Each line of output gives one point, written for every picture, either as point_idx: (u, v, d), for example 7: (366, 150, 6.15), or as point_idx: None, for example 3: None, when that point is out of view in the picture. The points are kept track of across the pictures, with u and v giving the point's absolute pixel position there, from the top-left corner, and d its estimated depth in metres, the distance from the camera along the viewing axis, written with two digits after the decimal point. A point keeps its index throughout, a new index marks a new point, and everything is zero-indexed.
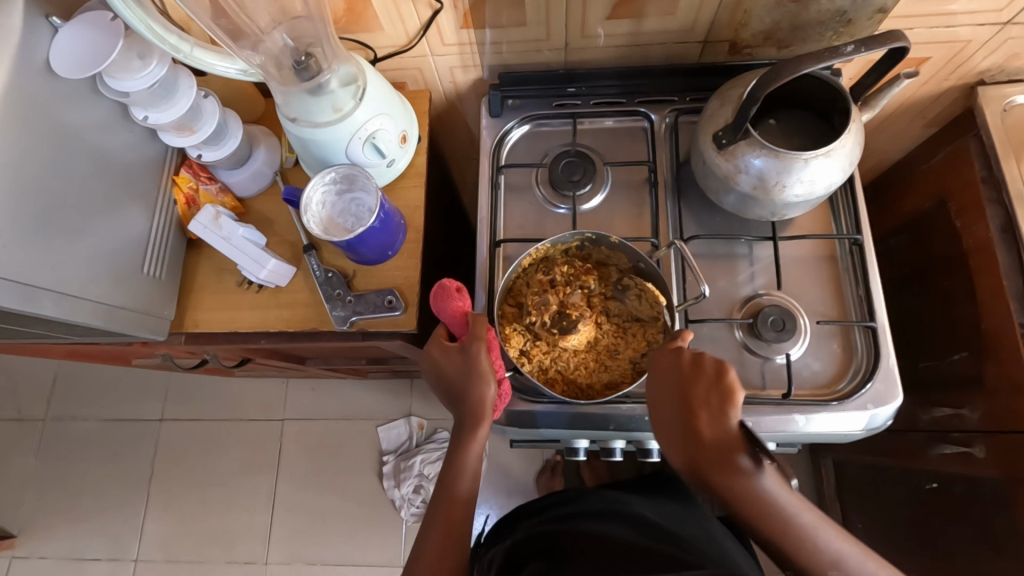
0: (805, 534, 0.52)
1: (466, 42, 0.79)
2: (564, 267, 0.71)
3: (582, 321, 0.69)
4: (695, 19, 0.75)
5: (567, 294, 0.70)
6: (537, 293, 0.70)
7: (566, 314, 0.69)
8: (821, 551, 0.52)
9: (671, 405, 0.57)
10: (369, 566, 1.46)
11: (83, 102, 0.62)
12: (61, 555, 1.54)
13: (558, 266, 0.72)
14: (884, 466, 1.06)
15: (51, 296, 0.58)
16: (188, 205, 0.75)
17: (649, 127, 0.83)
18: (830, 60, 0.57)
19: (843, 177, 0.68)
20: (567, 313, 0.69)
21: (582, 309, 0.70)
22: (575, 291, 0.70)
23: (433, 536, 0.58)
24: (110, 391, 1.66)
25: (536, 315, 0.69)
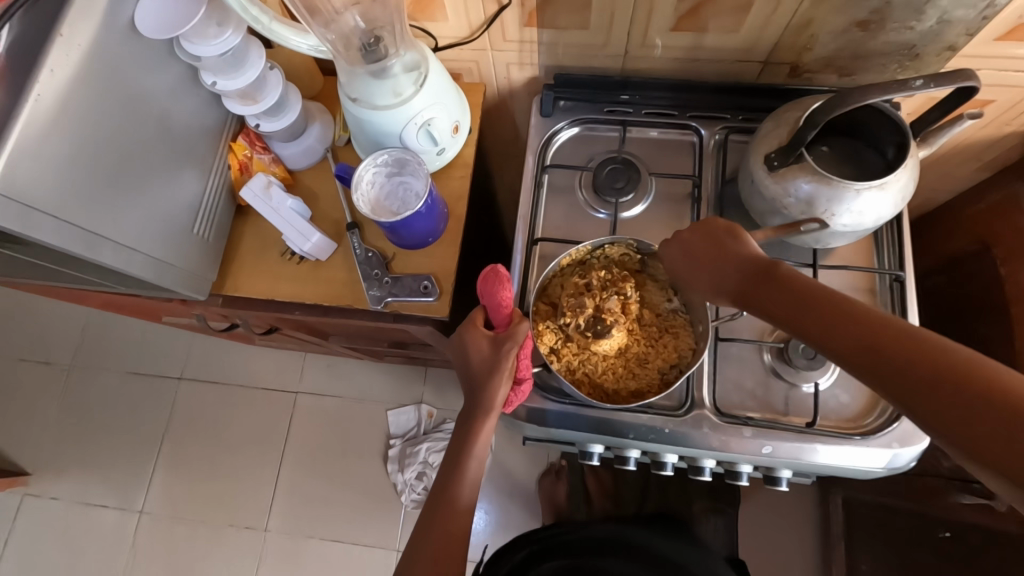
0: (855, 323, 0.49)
1: (526, 40, 0.79)
2: (600, 272, 0.72)
3: (615, 326, 0.69)
4: (759, 38, 0.75)
5: (602, 299, 0.70)
6: (572, 296, 0.70)
7: (600, 318, 0.69)
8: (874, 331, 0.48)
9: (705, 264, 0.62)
10: (365, 546, 1.48)
11: (159, 63, 0.64)
12: (72, 499, 1.59)
13: (595, 270, 0.72)
14: (895, 508, 1.05)
15: (112, 246, 0.60)
16: (241, 172, 0.77)
17: (698, 142, 0.83)
18: (897, 92, 0.57)
19: (893, 212, 0.68)
20: (603, 318, 0.69)
21: (617, 314, 0.69)
22: (611, 296, 0.70)
23: (437, 525, 0.59)
24: (134, 345, 1.71)
25: (571, 316, 0.69)
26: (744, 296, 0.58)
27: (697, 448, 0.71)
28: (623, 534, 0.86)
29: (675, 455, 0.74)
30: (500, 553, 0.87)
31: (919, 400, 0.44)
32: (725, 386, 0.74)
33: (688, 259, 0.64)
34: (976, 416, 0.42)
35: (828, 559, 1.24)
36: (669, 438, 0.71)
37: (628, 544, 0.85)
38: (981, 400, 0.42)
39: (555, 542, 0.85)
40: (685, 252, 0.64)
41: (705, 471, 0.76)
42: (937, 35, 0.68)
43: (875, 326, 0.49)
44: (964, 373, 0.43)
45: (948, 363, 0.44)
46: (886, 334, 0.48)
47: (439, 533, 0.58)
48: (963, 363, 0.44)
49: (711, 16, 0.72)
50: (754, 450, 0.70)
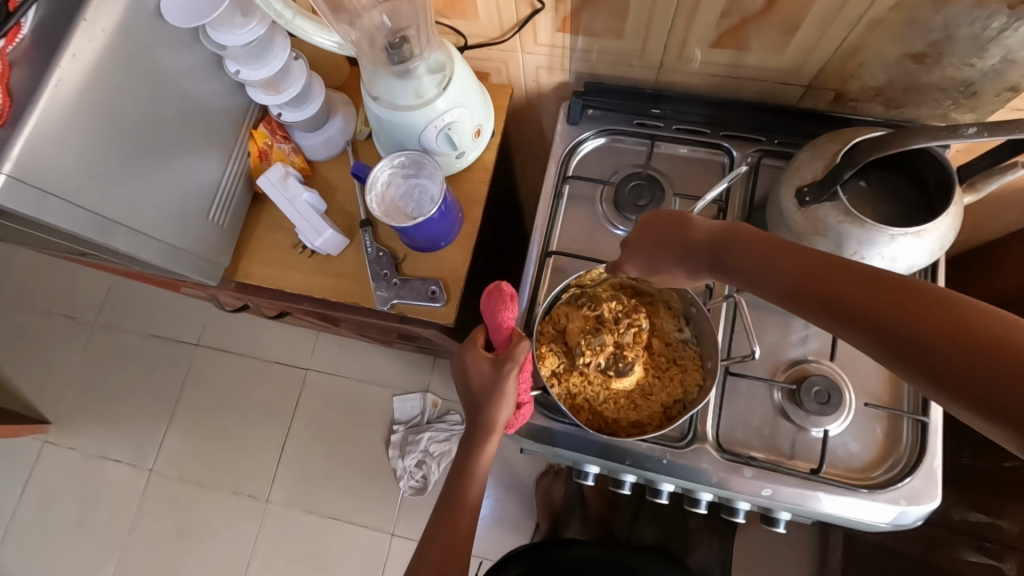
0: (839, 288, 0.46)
1: (558, 45, 0.77)
2: (612, 304, 0.69)
3: (634, 362, 0.67)
4: (803, 61, 0.70)
5: (618, 333, 0.68)
6: (585, 334, 0.68)
7: (621, 355, 0.67)
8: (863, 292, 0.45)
9: (671, 237, 0.59)
10: (361, 527, 1.51)
11: (183, 49, 0.63)
12: (87, 450, 1.65)
13: (606, 303, 0.69)
14: (898, 552, 1.02)
15: (125, 231, 0.60)
16: (260, 158, 0.77)
17: (728, 163, 0.80)
18: (947, 139, 0.53)
19: (929, 259, 0.64)
20: (621, 353, 0.67)
21: (634, 348, 0.68)
22: (628, 330, 0.68)
23: (437, 547, 0.58)
24: (156, 308, 1.75)
25: (591, 355, 0.67)
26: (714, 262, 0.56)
27: (695, 482, 0.69)
28: (613, 555, 0.89)
29: (671, 484, 0.73)
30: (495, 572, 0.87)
31: (906, 347, 0.41)
32: (730, 422, 0.72)
33: (652, 237, 0.61)
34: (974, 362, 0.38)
35: None
36: (667, 469, 0.69)
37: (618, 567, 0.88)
38: (955, 336, 0.39)
39: (548, 558, 0.88)
40: (648, 232, 0.61)
41: (701, 504, 0.74)
42: (999, 74, 0.63)
43: (848, 275, 0.46)
44: (941, 310, 0.41)
45: (921, 302, 0.42)
46: (856, 280, 0.45)
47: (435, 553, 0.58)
48: (942, 301, 0.41)
49: (755, 34, 0.68)
50: (753, 490, 0.68)
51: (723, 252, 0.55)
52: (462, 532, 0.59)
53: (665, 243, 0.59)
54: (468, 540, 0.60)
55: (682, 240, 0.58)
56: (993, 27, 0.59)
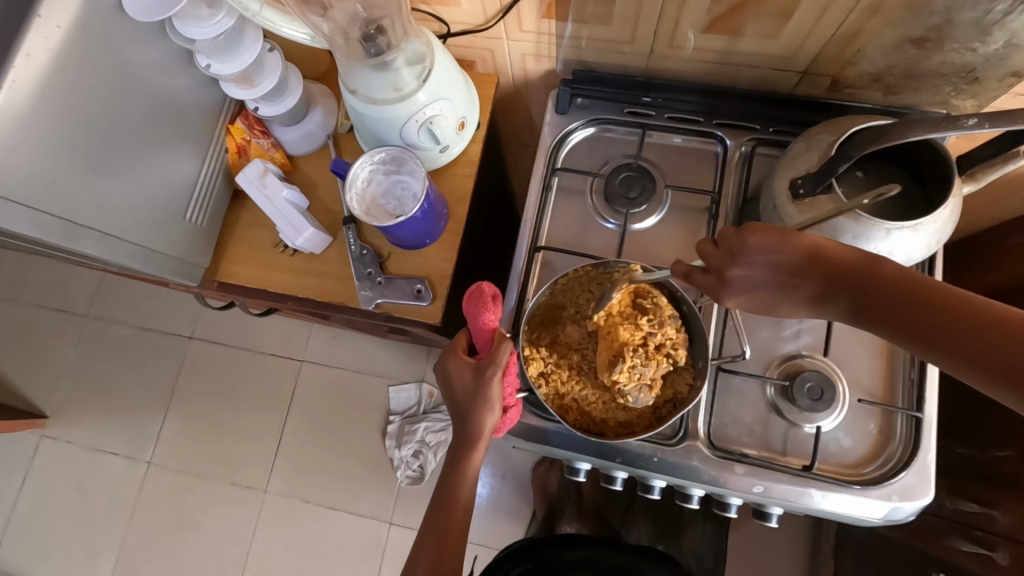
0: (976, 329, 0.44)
1: (545, 32, 0.74)
2: (670, 332, 0.65)
3: (655, 395, 0.65)
4: (799, 47, 0.68)
5: (657, 364, 0.64)
6: (633, 356, 0.63)
7: (648, 387, 0.64)
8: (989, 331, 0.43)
9: (790, 261, 0.51)
10: (359, 517, 1.52)
11: (150, 44, 0.61)
12: (84, 444, 1.65)
13: (666, 329, 0.64)
14: (891, 541, 1.02)
15: (94, 236, 0.58)
16: (238, 155, 0.75)
17: (721, 153, 0.77)
18: (946, 131, 0.51)
19: (925, 253, 0.62)
20: (647, 384, 0.64)
21: (657, 383, 0.64)
22: (664, 366, 0.64)
23: (427, 558, 0.57)
24: (148, 301, 1.74)
25: (624, 376, 0.62)
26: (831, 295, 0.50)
27: (686, 479, 0.68)
28: (606, 557, 0.89)
29: (662, 481, 0.72)
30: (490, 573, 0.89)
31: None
32: (722, 419, 0.71)
33: (768, 258, 0.51)
34: None
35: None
36: (658, 466, 0.69)
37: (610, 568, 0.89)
38: None
39: (546, 563, 0.89)
40: (764, 252, 0.51)
41: (692, 500, 0.74)
42: (1002, 59, 0.60)
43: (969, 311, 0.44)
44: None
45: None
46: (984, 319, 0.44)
47: (426, 563, 0.57)
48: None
49: (748, 19, 0.65)
50: (744, 487, 0.67)
51: (846, 277, 0.49)
52: (451, 540, 0.59)
53: (779, 267, 0.51)
54: (458, 547, 0.59)
55: (813, 263, 0.50)
56: (997, 11, 0.56)
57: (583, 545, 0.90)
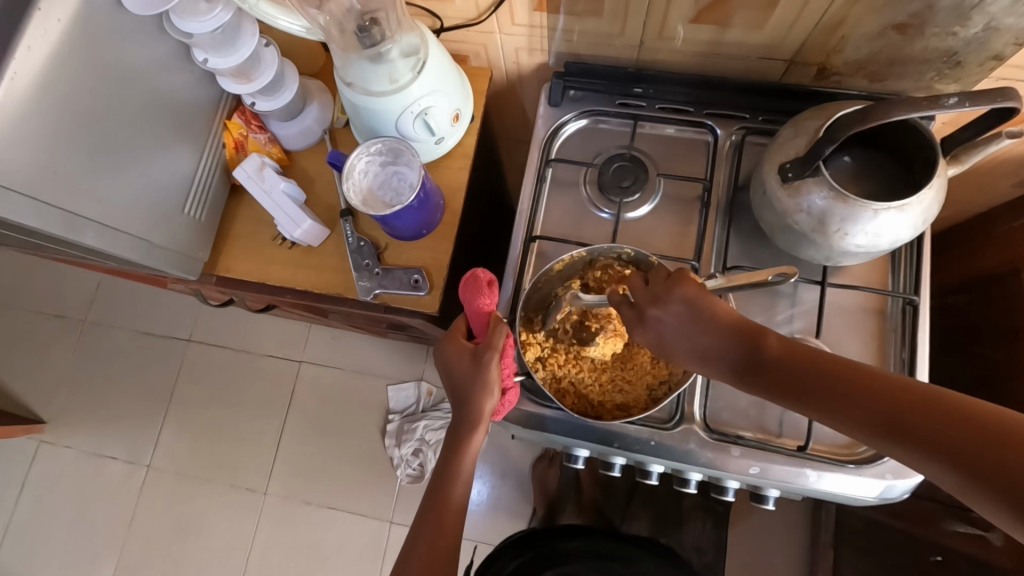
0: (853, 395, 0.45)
1: (536, 25, 0.75)
2: (597, 273, 0.69)
3: (606, 334, 0.68)
4: (786, 36, 0.69)
5: (592, 304, 0.68)
6: (564, 301, 0.69)
7: (588, 326, 0.68)
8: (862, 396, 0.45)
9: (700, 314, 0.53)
10: (360, 516, 1.52)
11: (148, 38, 0.61)
12: (83, 448, 1.65)
13: (592, 271, 0.70)
14: (888, 527, 1.03)
15: (96, 227, 0.59)
16: (237, 150, 0.75)
17: (712, 142, 0.78)
18: (928, 110, 0.52)
19: (912, 234, 0.63)
20: (589, 325, 0.68)
21: (606, 322, 0.68)
22: (602, 303, 0.68)
23: (426, 540, 0.58)
24: (145, 304, 1.74)
25: (558, 323, 0.69)
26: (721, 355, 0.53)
27: (683, 463, 0.69)
28: (606, 548, 0.89)
29: (661, 466, 0.73)
30: (491, 561, 0.90)
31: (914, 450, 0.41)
32: (717, 403, 0.72)
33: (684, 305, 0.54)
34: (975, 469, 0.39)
35: (816, 566, 1.23)
36: (655, 451, 0.69)
37: (610, 559, 0.89)
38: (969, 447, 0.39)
39: (547, 552, 0.89)
40: (681, 301, 0.54)
41: (690, 484, 0.75)
42: (982, 43, 0.62)
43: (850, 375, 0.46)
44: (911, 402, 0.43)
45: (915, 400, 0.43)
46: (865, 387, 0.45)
47: (426, 546, 0.57)
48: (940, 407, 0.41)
49: (735, 10, 0.67)
50: (741, 469, 0.68)
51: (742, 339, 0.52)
52: (450, 524, 0.59)
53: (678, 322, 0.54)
54: (456, 529, 0.59)
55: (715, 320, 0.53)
56: None
57: (583, 535, 0.91)
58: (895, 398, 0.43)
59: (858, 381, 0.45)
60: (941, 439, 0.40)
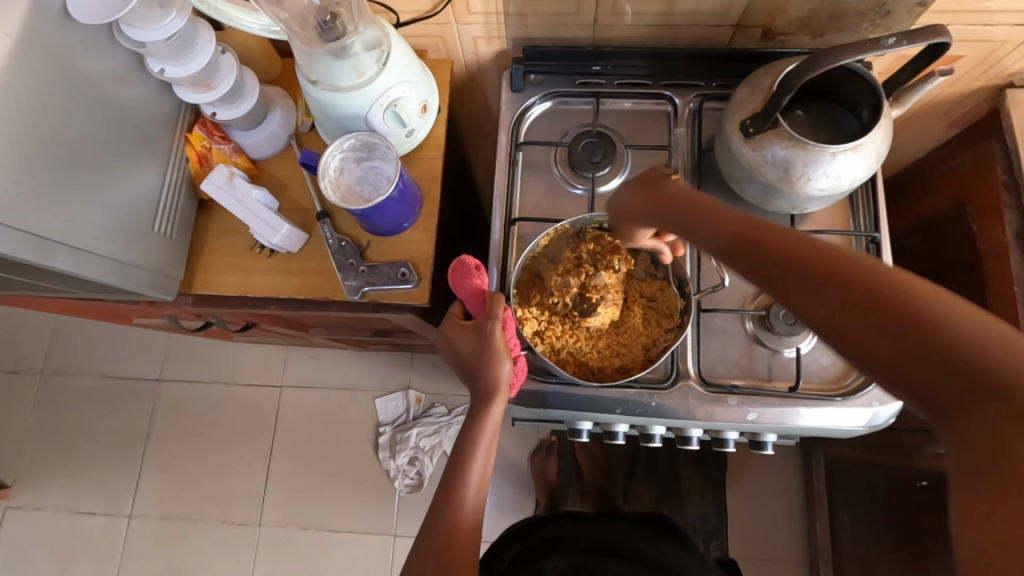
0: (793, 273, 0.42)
1: (492, 12, 0.76)
2: (591, 246, 0.71)
3: (607, 305, 0.69)
4: (729, 2, 0.73)
5: (589, 276, 0.69)
6: (560, 275, 0.70)
7: (587, 297, 0.69)
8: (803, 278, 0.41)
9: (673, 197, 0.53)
10: (360, 534, 1.48)
11: (100, 51, 0.60)
12: (56, 507, 1.55)
13: (585, 245, 0.71)
14: (874, 463, 1.07)
15: (65, 249, 0.57)
16: (201, 164, 0.73)
17: (672, 111, 0.81)
18: (870, 52, 0.56)
19: (869, 173, 0.67)
20: (589, 295, 0.69)
21: (606, 291, 0.69)
22: (599, 272, 0.69)
23: (443, 524, 0.57)
24: (108, 347, 1.66)
25: (557, 297, 0.70)
26: (715, 233, 0.48)
27: (684, 420, 0.71)
28: (618, 536, 0.86)
29: (663, 426, 0.75)
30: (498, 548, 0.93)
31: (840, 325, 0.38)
32: (709, 358, 0.74)
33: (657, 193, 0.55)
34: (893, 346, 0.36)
35: (812, 513, 1.28)
36: (657, 411, 0.71)
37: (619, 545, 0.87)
38: (902, 326, 0.36)
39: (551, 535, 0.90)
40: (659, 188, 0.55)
41: (693, 442, 0.77)
42: None
43: (815, 258, 0.41)
44: (872, 290, 0.38)
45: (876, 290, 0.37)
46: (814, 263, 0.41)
47: (446, 519, 0.57)
48: (900, 298, 0.36)
49: None
50: (739, 417, 0.70)
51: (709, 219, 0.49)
52: (469, 498, 0.59)
53: (681, 213, 0.52)
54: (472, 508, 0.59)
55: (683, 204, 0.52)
56: None
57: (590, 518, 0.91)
58: (854, 284, 0.38)
59: (848, 276, 0.39)
60: (871, 323, 0.37)
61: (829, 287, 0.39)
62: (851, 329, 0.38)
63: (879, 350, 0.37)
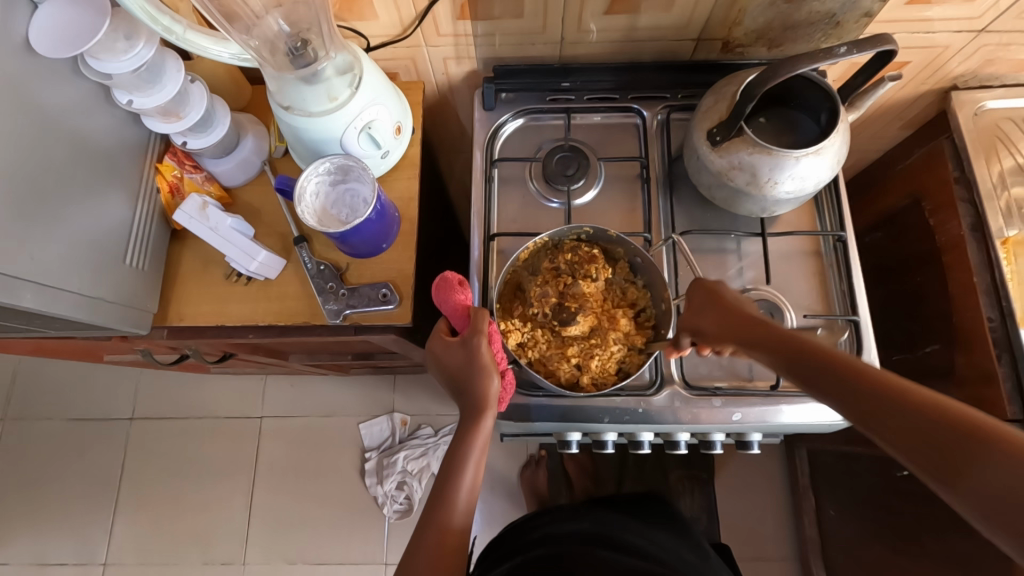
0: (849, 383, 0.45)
1: (462, 34, 0.78)
2: (569, 256, 0.72)
3: (585, 314, 0.70)
4: (689, 18, 0.76)
5: (567, 286, 0.71)
6: (539, 285, 0.71)
7: (565, 306, 0.70)
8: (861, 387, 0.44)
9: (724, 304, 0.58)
10: (349, 565, 1.43)
11: (64, 83, 0.59)
12: (22, 561, 1.46)
13: (564, 255, 0.72)
14: (856, 456, 1.10)
15: (31, 287, 0.55)
16: (172, 194, 0.72)
17: (641, 123, 0.84)
18: (824, 60, 0.59)
19: (832, 175, 0.70)
20: (568, 304, 0.70)
21: (584, 300, 0.70)
22: (577, 282, 0.71)
23: (434, 545, 0.56)
24: (76, 388, 1.59)
25: (536, 307, 0.70)
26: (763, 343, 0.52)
27: (671, 425, 0.72)
28: (614, 531, 0.85)
29: (650, 432, 0.75)
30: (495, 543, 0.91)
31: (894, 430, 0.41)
32: (692, 361, 0.75)
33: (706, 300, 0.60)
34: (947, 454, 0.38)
35: (800, 509, 1.29)
36: (644, 418, 0.71)
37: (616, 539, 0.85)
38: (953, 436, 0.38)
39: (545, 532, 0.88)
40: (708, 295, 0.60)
41: (681, 446, 0.77)
42: (854, 3, 0.71)
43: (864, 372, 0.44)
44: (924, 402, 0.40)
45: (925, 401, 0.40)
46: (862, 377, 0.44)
47: (436, 542, 0.56)
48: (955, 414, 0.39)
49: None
50: (724, 418, 0.71)
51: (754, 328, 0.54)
52: (458, 510, 0.58)
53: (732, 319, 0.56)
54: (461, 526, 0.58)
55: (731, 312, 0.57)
56: None
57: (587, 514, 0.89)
58: (904, 396, 0.41)
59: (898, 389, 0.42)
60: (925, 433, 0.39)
61: (890, 400, 0.42)
62: (906, 438, 0.40)
63: (935, 460, 0.38)
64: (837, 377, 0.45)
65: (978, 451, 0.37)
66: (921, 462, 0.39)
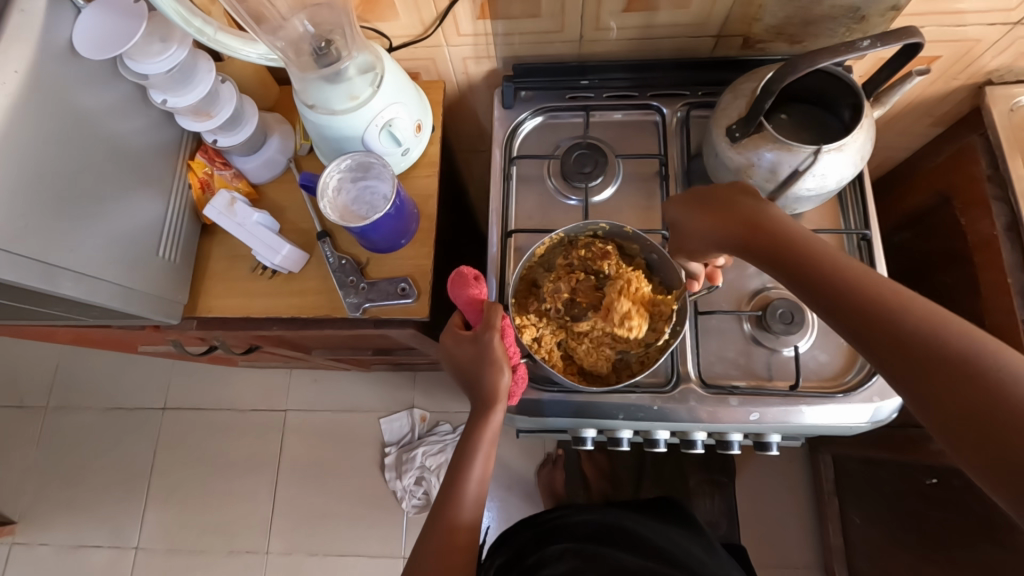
0: (876, 316, 0.46)
1: (481, 33, 0.79)
2: (582, 252, 0.72)
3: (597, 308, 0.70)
4: (708, 15, 0.75)
5: (579, 281, 0.71)
6: (552, 280, 0.72)
7: (577, 301, 0.71)
8: (888, 324, 0.46)
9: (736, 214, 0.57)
10: (368, 558, 1.46)
11: (104, 85, 0.63)
12: (60, 544, 1.53)
13: (578, 251, 0.73)
14: (882, 462, 1.07)
15: (70, 276, 0.58)
16: (203, 190, 0.75)
17: (661, 120, 0.84)
18: (845, 54, 0.58)
19: (855, 171, 0.69)
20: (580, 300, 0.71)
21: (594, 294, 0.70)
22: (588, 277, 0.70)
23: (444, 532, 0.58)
24: (113, 379, 1.66)
25: (549, 302, 0.71)
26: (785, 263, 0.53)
27: (687, 423, 0.71)
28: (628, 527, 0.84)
29: (666, 431, 0.75)
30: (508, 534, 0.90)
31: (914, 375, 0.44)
32: (708, 360, 0.75)
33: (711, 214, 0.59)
34: (959, 405, 0.41)
35: (823, 515, 1.26)
36: (659, 415, 0.71)
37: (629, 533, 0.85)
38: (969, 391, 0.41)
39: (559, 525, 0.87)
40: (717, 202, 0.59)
41: (697, 445, 0.77)
42: None
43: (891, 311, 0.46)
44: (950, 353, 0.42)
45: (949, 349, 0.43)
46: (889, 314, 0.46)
47: (448, 531, 0.58)
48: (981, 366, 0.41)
49: None
50: (742, 418, 0.70)
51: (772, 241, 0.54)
52: (467, 500, 0.60)
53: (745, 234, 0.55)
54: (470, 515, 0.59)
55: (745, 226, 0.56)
56: None
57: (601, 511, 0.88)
58: (933, 341, 0.43)
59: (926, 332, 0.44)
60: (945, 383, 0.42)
61: (914, 345, 0.44)
62: (925, 384, 0.43)
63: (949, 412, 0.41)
64: (865, 309, 0.47)
65: (998, 411, 0.39)
66: (930, 413, 0.43)
